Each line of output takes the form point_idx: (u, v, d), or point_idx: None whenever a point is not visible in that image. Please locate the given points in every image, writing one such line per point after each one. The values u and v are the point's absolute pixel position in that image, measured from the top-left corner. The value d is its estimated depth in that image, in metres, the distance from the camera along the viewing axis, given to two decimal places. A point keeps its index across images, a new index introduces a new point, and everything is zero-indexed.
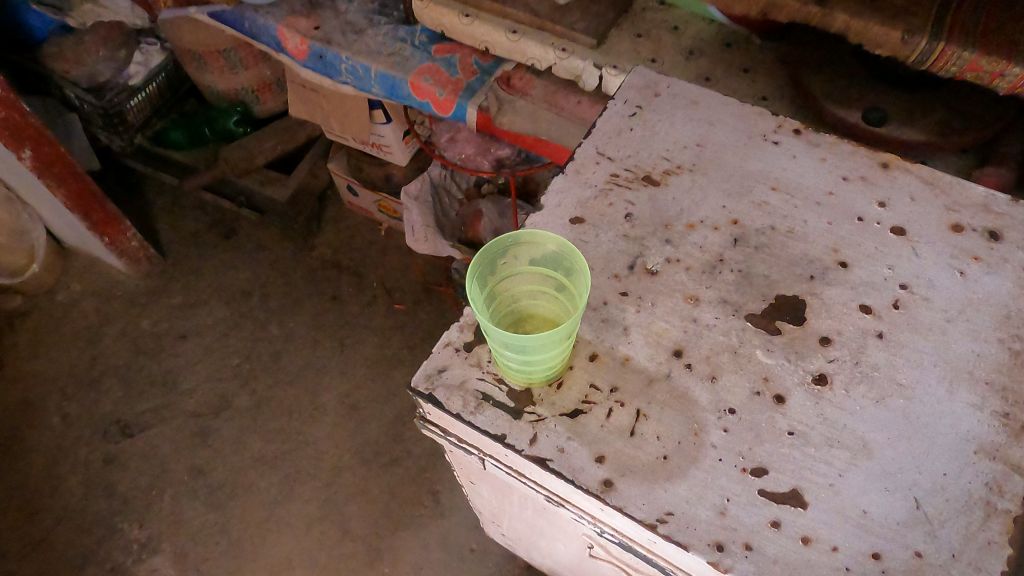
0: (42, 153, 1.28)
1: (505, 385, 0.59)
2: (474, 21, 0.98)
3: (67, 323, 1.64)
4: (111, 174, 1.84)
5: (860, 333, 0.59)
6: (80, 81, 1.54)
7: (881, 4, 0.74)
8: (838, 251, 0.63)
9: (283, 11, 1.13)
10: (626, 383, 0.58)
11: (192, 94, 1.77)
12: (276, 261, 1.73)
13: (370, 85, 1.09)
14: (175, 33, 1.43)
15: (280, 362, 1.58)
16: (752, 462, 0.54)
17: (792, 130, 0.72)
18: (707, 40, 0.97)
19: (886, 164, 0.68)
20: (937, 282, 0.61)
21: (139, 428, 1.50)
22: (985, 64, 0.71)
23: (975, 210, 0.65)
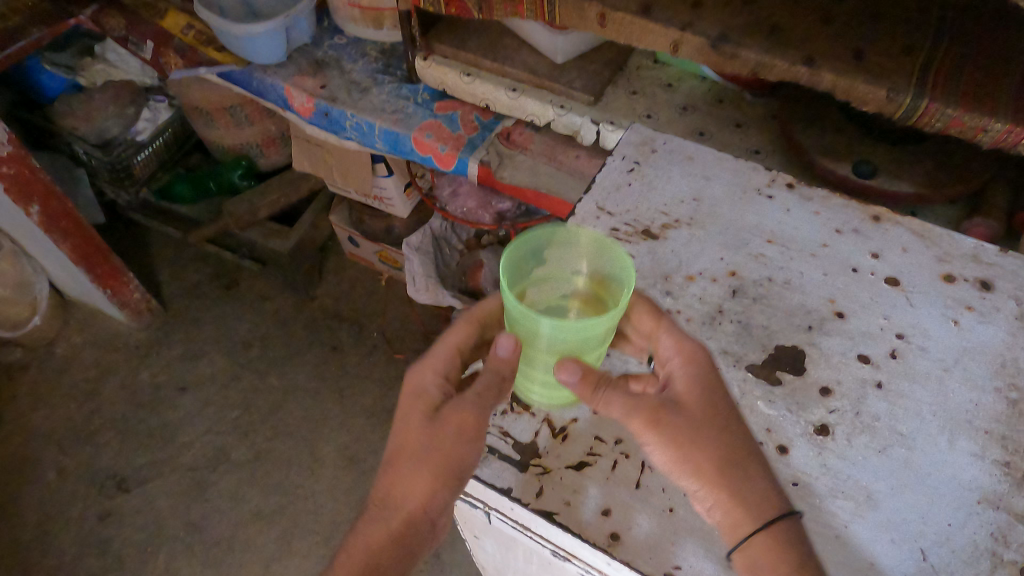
0: (49, 208, 1.31)
1: (511, 438, 0.62)
2: (475, 80, 1.01)
3: (67, 376, 1.63)
4: (114, 227, 1.86)
5: (860, 384, 0.60)
6: (89, 137, 1.56)
7: (866, 64, 0.77)
8: (834, 302, 0.65)
9: (290, 71, 1.17)
10: (630, 435, 0.62)
11: (197, 149, 1.82)
12: (277, 312, 1.74)
13: (374, 141, 1.13)
14: (183, 91, 1.47)
15: (279, 414, 1.57)
16: None
17: (784, 184, 0.74)
18: (700, 96, 1.01)
19: (877, 216, 0.71)
20: (933, 331, 0.62)
21: (135, 483, 1.48)
22: (967, 120, 0.74)
23: (965, 259, 0.67)
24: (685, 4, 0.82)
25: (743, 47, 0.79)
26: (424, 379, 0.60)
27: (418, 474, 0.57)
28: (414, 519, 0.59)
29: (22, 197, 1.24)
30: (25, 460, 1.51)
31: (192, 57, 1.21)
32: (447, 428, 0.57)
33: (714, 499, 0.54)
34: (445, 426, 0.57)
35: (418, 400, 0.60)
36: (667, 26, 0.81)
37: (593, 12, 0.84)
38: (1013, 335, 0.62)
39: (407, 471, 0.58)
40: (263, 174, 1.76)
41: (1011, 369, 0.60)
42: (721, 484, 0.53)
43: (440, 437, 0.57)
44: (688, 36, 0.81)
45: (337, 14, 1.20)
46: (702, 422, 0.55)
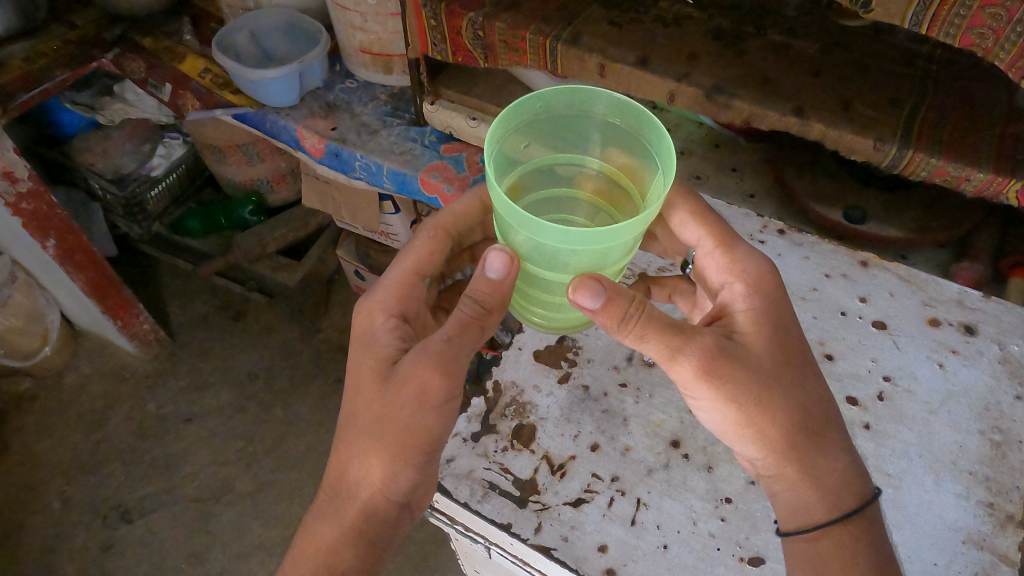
0: (65, 242, 1.34)
1: (511, 475, 0.66)
2: (479, 124, 1.05)
3: (75, 406, 1.66)
4: (126, 258, 1.90)
5: (848, 424, 0.65)
6: (105, 173, 1.62)
7: (854, 115, 0.80)
8: (824, 344, 0.71)
9: (302, 113, 1.21)
10: (626, 472, 0.65)
11: (208, 183, 1.88)
12: (283, 343, 1.77)
13: (382, 180, 1.16)
14: (198, 130, 1.51)
15: (284, 446, 1.59)
16: (749, 552, 0.60)
17: (776, 230, 0.81)
18: (697, 141, 1.05)
19: (865, 262, 0.77)
20: (918, 375, 0.68)
21: (139, 513, 1.49)
22: (952, 169, 0.75)
23: (950, 305, 0.73)
24: (680, 58, 0.86)
25: (737, 98, 0.82)
26: (368, 343, 0.59)
27: (371, 447, 0.57)
28: (372, 501, 0.59)
29: (39, 231, 1.28)
30: (31, 490, 1.52)
31: (208, 99, 1.26)
32: (396, 386, 0.55)
33: (765, 442, 0.55)
34: (398, 392, 0.55)
35: (365, 363, 0.59)
36: (664, 77, 0.85)
37: (593, 62, 0.88)
38: (994, 379, 0.67)
39: (360, 444, 0.58)
40: (273, 209, 1.81)
41: (994, 413, 0.65)
42: (771, 427, 0.54)
43: (391, 405, 0.55)
44: (684, 87, 0.84)
45: (348, 59, 1.25)
46: (764, 365, 0.55)
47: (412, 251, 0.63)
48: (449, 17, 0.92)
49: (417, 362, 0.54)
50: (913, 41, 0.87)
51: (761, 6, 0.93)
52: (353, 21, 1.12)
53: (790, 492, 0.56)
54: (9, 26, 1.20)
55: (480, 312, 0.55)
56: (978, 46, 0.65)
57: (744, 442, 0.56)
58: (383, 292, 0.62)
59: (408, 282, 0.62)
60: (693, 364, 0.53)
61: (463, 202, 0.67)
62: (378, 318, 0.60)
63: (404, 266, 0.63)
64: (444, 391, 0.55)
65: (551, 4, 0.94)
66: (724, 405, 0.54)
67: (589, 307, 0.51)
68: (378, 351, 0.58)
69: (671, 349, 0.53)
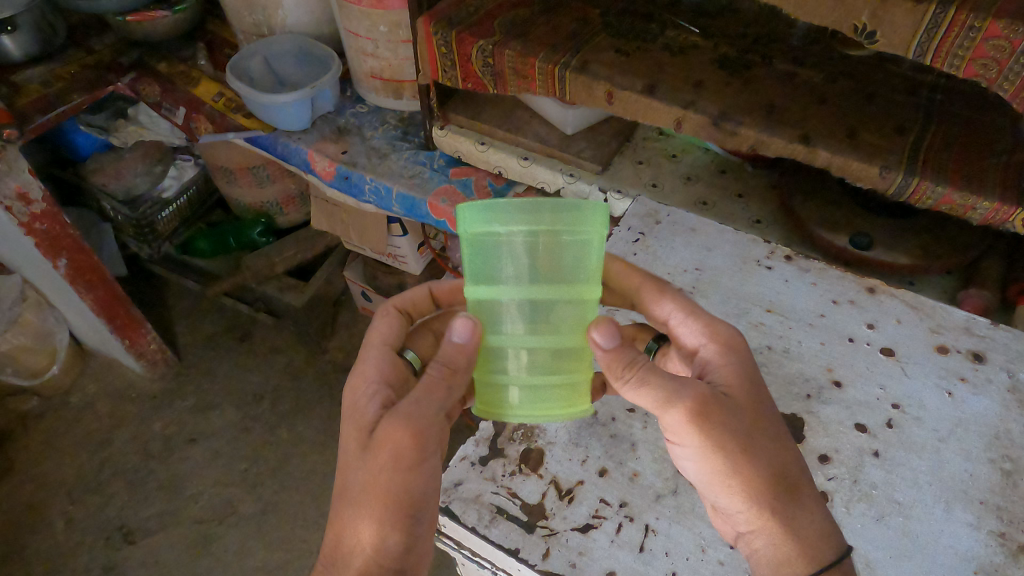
0: (76, 262, 1.35)
1: (519, 499, 0.67)
2: (488, 149, 1.07)
3: (80, 425, 1.66)
4: (135, 278, 1.92)
5: (857, 451, 0.65)
6: (117, 194, 1.63)
7: (860, 143, 0.80)
8: (832, 371, 0.71)
9: (314, 137, 1.23)
10: (634, 498, 0.65)
11: (217, 205, 1.90)
12: (289, 364, 1.77)
13: (391, 204, 1.18)
14: (210, 152, 1.53)
15: (288, 467, 1.59)
16: None
17: (783, 257, 0.82)
18: (703, 167, 1.05)
19: (872, 289, 0.78)
20: (927, 402, 0.68)
21: (141, 534, 1.49)
22: (958, 197, 0.76)
23: (958, 333, 0.73)
24: (687, 86, 0.88)
25: (743, 125, 0.83)
26: (350, 415, 0.59)
27: (363, 510, 0.55)
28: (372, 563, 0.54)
29: (50, 251, 1.29)
30: (34, 509, 1.52)
31: (221, 122, 1.26)
32: (378, 447, 0.55)
33: (746, 493, 0.54)
34: (379, 452, 0.54)
35: (349, 434, 0.58)
36: (671, 104, 0.86)
37: (601, 89, 0.89)
38: (1004, 407, 0.67)
39: (352, 511, 0.55)
40: (281, 231, 1.82)
41: (1004, 441, 0.65)
42: (757, 469, 0.54)
43: (377, 464, 0.54)
44: (691, 114, 0.85)
45: (359, 85, 1.27)
46: (746, 415, 0.56)
47: (377, 330, 0.66)
48: (459, 44, 0.93)
49: (397, 421, 0.55)
50: (917, 71, 0.88)
51: (766, 36, 0.95)
52: (364, 47, 1.14)
53: (769, 536, 0.54)
54: (29, 50, 1.22)
55: (445, 372, 0.57)
56: (982, 76, 0.66)
57: (718, 490, 0.56)
58: (358, 367, 0.62)
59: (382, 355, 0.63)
60: (681, 407, 0.55)
61: (411, 294, 0.71)
62: (356, 390, 0.61)
63: (375, 347, 0.64)
64: (420, 448, 0.55)
65: (560, 32, 0.96)
66: (709, 452, 0.55)
67: (602, 345, 0.57)
68: (361, 414, 0.58)
69: (661, 395, 0.56)
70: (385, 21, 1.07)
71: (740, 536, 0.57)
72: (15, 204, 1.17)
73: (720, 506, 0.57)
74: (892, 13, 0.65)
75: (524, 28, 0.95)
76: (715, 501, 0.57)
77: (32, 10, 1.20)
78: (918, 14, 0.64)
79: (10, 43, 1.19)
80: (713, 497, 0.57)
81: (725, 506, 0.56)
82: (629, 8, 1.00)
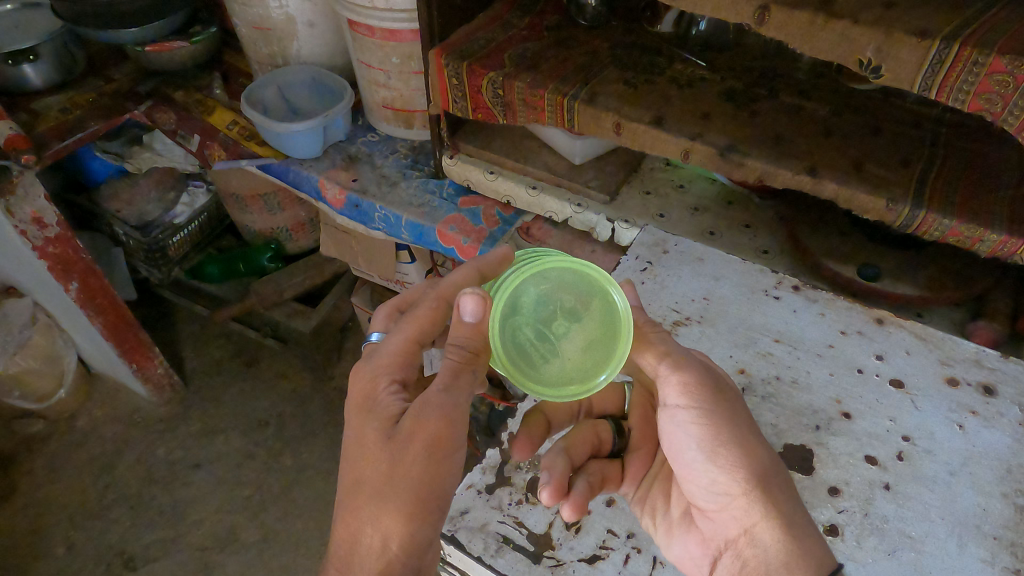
0: (87, 285, 1.36)
1: (525, 529, 0.66)
2: (497, 177, 1.08)
3: (85, 449, 1.66)
4: (144, 302, 1.93)
5: (867, 484, 0.65)
6: (129, 220, 1.65)
7: (866, 176, 0.81)
8: (841, 402, 0.71)
9: (325, 165, 1.25)
10: (642, 530, 0.65)
11: (228, 231, 1.92)
12: (295, 390, 1.77)
13: (400, 231, 1.19)
14: (222, 179, 1.55)
15: (292, 494, 1.58)
16: None
17: (791, 286, 0.82)
18: (710, 199, 1.06)
19: (880, 320, 0.78)
20: (937, 435, 0.67)
21: (143, 561, 1.47)
22: (965, 230, 0.76)
23: (968, 365, 0.73)
24: (694, 118, 0.89)
25: (750, 156, 0.84)
26: (370, 404, 0.59)
27: (384, 508, 0.54)
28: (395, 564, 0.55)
29: (62, 274, 1.30)
30: (36, 534, 1.51)
31: (234, 150, 1.28)
32: (401, 443, 0.55)
33: (746, 464, 0.59)
34: (412, 442, 0.54)
35: (367, 425, 0.57)
36: (677, 136, 0.87)
37: (609, 120, 0.90)
38: (1017, 441, 0.67)
39: (370, 509, 0.55)
40: (290, 257, 1.84)
41: (1017, 476, 0.64)
42: (759, 444, 0.60)
43: (406, 457, 0.54)
44: (698, 145, 0.86)
45: (371, 114, 1.29)
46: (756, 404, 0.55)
47: (420, 318, 0.63)
48: (469, 76, 0.95)
49: (426, 412, 0.55)
50: (921, 104, 0.89)
51: (771, 70, 0.97)
52: (376, 78, 1.16)
53: (774, 528, 0.56)
54: (50, 78, 1.26)
55: (469, 356, 0.58)
56: (987, 110, 0.66)
57: (713, 460, 0.60)
58: (384, 354, 0.61)
59: (411, 348, 0.62)
60: (693, 368, 0.62)
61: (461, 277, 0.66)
62: (377, 379, 0.60)
63: (404, 333, 0.62)
64: (455, 439, 0.55)
65: (569, 65, 0.97)
66: (709, 413, 0.61)
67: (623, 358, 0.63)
68: (382, 409, 0.58)
69: (674, 358, 0.62)
70: (397, 53, 1.09)
71: (731, 542, 0.59)
72: (29, 228, 1.19)
73: (714, 490, 0.60)
74: (896, 48, 0.67)
75: (533, 61, 0.97)
76: (707, 485, 0.61)
77: (55, 39, 1.24)
78: (923, 49, 0.65)
79: (32, 73, 1.23)
80: (706, 475, 0.61)
81: (718, 482, 0.60)
82: (637, 42, 1.02)
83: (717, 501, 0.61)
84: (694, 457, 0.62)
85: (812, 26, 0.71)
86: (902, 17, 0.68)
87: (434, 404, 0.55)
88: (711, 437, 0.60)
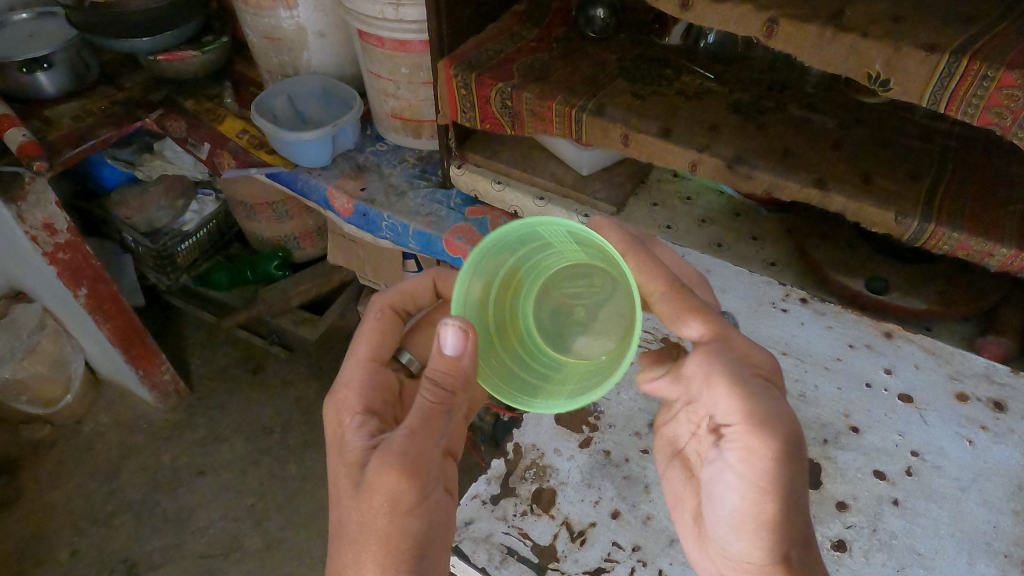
0: (96, 291, 1.37)
1: (529, 540, 0.67)
2: (504, 187, 1.08)
3: (91, 455, 1.66)
4: (151, 309, 1.94)
5: (876, 500, 0.64)
6: (139, 226, 1.66)
7: (874, 190, 0.80)
8: (849, 416, 0.70)
9: (334, 173, 1.26)
10: (648, 542, 0.66)
11: (236, 239, 1.92)
12: (300, 398, 1.77)
13: (407, 240, 1.19)
14: (231, 187, 1.56)
15: (296, 501, 1.57)
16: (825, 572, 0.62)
17: (798, 299, 0.82)
18: (717, 210, 1.06)
19: (889, 333, 0.77)
20: (947, 450, 0.67)
21: (147, 567, 1.47)
22: (974, 244, 0.76)
23: (978, 380, 0.73)
24: (702, 130, 0.89)
25: (758, 168, 0.84)
26: (338, 444, 0.59)
27: (362, 554, 0.55)
28: None
29: (72, 280, 1.31)
30: (41, 539, 1.51)
31: (243, 158, 1.28)
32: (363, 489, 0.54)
33: None
34: (373, 494, 0.53)
35: (336, 464, 0.58)
36: (685, 147, 0.87)
37: (617, 132, 0.91)
38: None
39: (352, 555, 0.56)
40: (297, 265, 1.84)
41: None
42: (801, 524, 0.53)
43: (373, 510, 0.54)
44: (705, 157, 0.86)
45: (380, 124, 1.30)
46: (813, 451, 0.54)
47: (368, 334, 0.64)
48: (478, 86, 0.96)
49: (383, 464, 0.53)
50: (931, 118, 0.89)
51: (780, 83, 0.97)
52: (386, 88, 1.16)
53: None
54: (62, 86, 1.27)
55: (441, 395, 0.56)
56: (996, 124, 0.66)
57: (745, 525, 0.51)
58: (345, 387, 0.61)
59: (372, 372, 0.63)
60: (778, 437, 0.49)
61: (413, 284, 0.69)
62: (342, 416, 0.60)
63: (362, 356, 0.63)
64: (416, 490, 0.54)
65: (577, 77, 0.98)
66: (769, 487, 0.49)
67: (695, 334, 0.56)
68: (348, 446, 0.58)
69: (757, 415, 0.50)
70: (406, 64, 1.10)
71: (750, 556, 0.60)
72: (40, 234, 1.20)
73: (733, 542, 0.53)
74: (905, 61, 0.67)
75: (541, 72, 0.98)
76: (729, 535, 0.53)
77: (67, 48, 1.25)
78: (931, 63, 0.65)
79: (45, 81, 1.24)
80: (732, 529, 0.52)
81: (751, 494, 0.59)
82: (645, 54, 1.03)
83: (733, 552, 0.53)
84: (726, 509, 0.52)
85: (820, 39, 0.71)
86: (911, 31, 0.68)
87: (394, 448, 0.54)
88: (754, 509, 0.50)
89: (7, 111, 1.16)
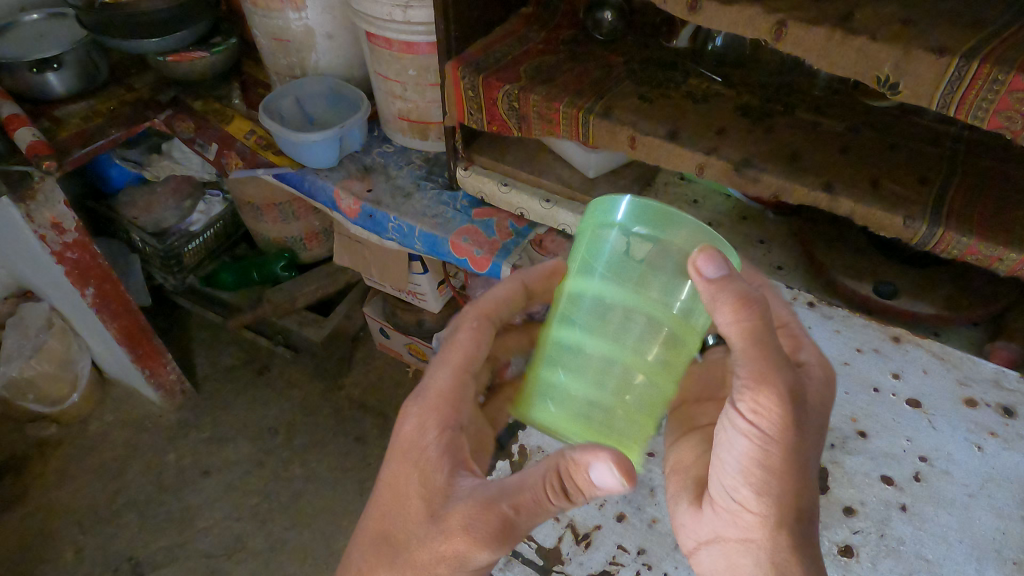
0: (104, 291, 1.37)
1: (534, 543, 0.68)
2: (511, 190, 1.08)
3: (96, 454, 1.66)
4: (158, 309, 1.95)
5: (883, 505, 0.64)
6: (147, 227, 1.66)
7: (883, 194, 0.80)
8: (857, 421, 0.70)
9: (341, 175, 1.26)
10: (652, 546, 0.66)
11: (243, 239, 1.93)
12: (306, 399, 1.78)
13: (413, 242, 1.19)
14: (238, 188, 1.57)
15: (300, 502, 1.58)
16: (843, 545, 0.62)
17: (806, 303, 0.83)
18: (724, 213, 1.05)
19: (897, 338, 0.78)
20: (956, 456, 0.67)
21: (150, 567, 1.47)
22: (984, 249, 0.75)
23: (986, 386, 0.73)
24: (710, 132, 0.89)
25: (765, 172, 0.84)
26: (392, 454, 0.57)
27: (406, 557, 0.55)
28: None
29: (79, 279, 1.31)
30: (46, 537, 1.51)
31: (251, 159, 1.29)
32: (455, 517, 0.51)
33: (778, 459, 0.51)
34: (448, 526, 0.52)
35: (408, 471, 0.55)
36: (692, 150, 0.87)
37: (624, 134, 0.90)
38: None
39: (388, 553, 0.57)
40: (303, 266, 1.84)
41: None
42: None
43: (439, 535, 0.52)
44: (713, 160, 0.86)
45: (387, 126, 1.30)
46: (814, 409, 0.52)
47: (456, 344, 0.58)
48: (486, 88, 0.96)
49: (470, 519, 0.51)
50: (939, 122, 0.89)
51: (787, 86, 0.97)
52: (393, 90, 1.17)
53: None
54: (72, 87, 1.28)
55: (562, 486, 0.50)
56: (1008, 129, 0.65)
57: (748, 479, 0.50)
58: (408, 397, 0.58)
59: (464, 384, 0.58)
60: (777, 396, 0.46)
61: (506, 289, 0.61)
62: (423, 429, 0.56)
63: (453, 368, 0.57)
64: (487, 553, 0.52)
65: (584, 78, 0.98)
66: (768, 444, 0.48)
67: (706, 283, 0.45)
68: (427, 459, 0.55)
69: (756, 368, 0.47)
70: (414, 66, 1.10)
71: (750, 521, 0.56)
72: (49, 233, 1.21)
73: (732, 493, 0.52)
74: (915, 65, 0.66)
75: (548, 74, 0.98)
76: (728, 485, 0.52)
77: (76, 49, 1.26)
78: (941, 67, 0.65)
79: (55, 81, 1.24)
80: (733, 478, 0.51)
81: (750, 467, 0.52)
82: (653, 56, 1.02)
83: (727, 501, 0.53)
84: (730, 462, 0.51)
85: (829, 42, 0.71)
86: (920, 34, 0.67)
87: (484, 516, 0.50)
88: (755, 459, 0.49)
89: (18, 112, 1.17)
